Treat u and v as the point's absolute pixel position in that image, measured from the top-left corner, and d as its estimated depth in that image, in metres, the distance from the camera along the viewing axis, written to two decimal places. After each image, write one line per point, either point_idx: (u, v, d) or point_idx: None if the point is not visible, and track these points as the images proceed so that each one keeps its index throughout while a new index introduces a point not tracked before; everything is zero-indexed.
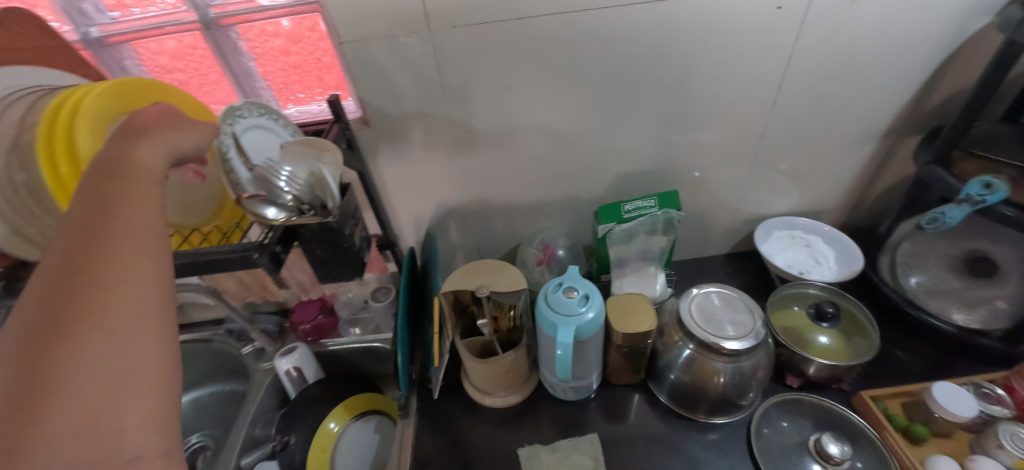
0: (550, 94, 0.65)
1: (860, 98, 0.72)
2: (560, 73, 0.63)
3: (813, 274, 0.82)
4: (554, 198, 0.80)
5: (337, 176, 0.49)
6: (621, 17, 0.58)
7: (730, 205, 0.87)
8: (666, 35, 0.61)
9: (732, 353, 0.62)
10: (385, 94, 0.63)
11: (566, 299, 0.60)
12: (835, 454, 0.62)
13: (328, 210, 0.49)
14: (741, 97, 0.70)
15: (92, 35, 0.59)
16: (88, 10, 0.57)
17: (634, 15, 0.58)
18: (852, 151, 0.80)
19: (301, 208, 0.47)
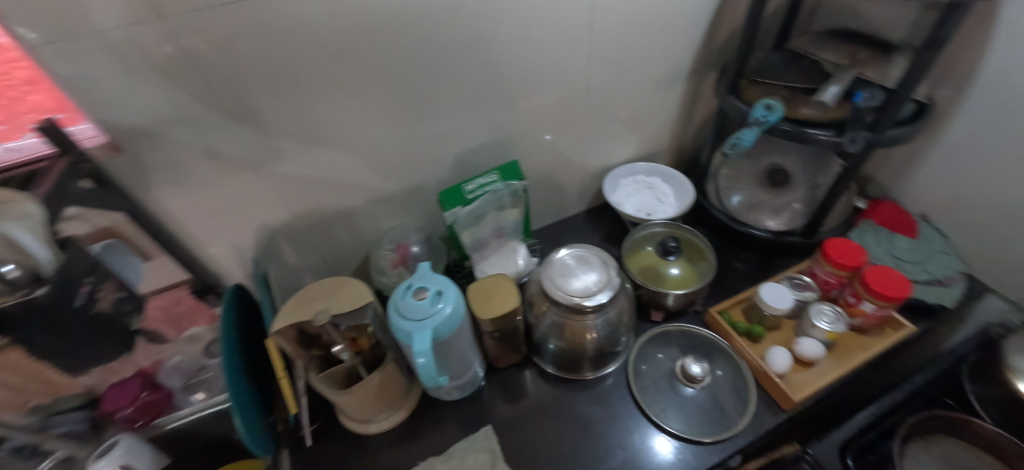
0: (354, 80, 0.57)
1: (661, 43, 0.77)
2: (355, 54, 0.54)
3: (659, 213, 0.88)
4: (396, 192, 0.73)
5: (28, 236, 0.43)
6: None
7: (576, 163, 0.89)
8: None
9: (597, 307, 0.64)
10: (127, 110, 0.48)
11: (418, 301, 0.55)
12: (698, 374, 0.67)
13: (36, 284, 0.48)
14: (556, 55, 0.69)
15: None
16: None
17: None
18: (666, 93, 0.86)
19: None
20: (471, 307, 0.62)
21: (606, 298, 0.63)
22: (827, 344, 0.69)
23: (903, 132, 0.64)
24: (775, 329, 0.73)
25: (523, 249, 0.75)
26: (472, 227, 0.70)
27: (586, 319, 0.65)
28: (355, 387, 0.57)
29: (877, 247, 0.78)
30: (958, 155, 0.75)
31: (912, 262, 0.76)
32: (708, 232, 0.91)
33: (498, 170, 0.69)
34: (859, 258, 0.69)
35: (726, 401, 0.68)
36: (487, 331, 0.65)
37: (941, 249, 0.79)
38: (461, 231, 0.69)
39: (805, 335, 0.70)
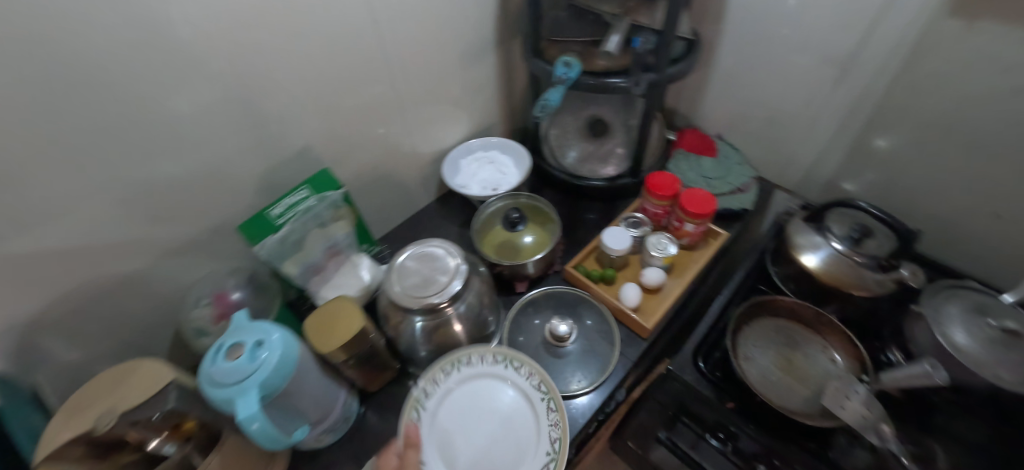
0: (62, 117, 0.44)
1: (455, 15, 0.74)
2: (46, 83, 0.41)
3: (504, 186, 0.88)
4: (193, 238, 0.61)
5: None
6: None
7: (409, 154, 0.85)
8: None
9: (451, 298, 0.62)
10: None
11: (233, 363, 0.48)
12: (565, 331, 0.70)
13: None
14: (340, 44, 0.62)
15: None
16: None
17: None
18: (477, 65, 0.85)
19: None
20: (312, 346, 0.56)
21: (458, 285, 0.62)
22: (666, 268, 0.76)
23: (679, 67, 0.71)
24: (624, 267, 0.79)
25: (367, 260, 0.69)
26: (296, 254, 0.62)
27: (444, 315, 0.63)
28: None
29: (690, 171, 0.88)
30: (728, 78, 0.87)
31: (717, 177, 0.87)
32: (555, 192, 0.94)
33: (308, 184, 0.62)
34: (674, 186, 0.76)
35: (598, 345, 0.72)
36: (342, 361, 0.59)
37: (736, 160, 0.91)
38: (282, 262, 0.61)
39: (648, 265, 0.76)
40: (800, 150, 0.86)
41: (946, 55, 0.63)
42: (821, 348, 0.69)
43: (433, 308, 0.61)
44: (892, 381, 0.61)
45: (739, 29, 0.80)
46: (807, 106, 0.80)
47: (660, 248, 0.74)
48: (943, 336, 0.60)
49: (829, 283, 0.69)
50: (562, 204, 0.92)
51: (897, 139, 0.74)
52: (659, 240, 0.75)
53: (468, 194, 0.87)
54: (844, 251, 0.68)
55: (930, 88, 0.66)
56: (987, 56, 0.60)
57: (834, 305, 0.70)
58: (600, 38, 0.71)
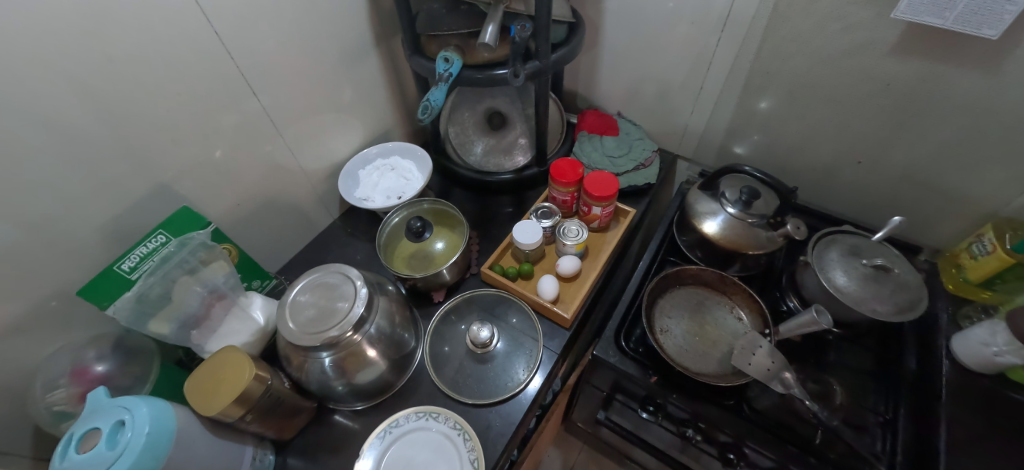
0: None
1: (318, 16, 0.68)
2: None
3: (409, 192, 0.84)
4: (28, 310, 0.52)
5: None
6: None
7: (296, 173, 0.77)
8: None
9: (356, 325, 0.57)
10: None
11: (88, 455, 0.41)
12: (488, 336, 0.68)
13: None
14: (181, 64, 0.54)
15: None
16: None
17: None
18: (358, 68, 0.79)
19: None
20: (197, 409, 0.50)
21: (360, 308, 0.57)
22: (580, 254, 0.76)
23: (563, 53, 0.70)
24: (541, 259, 0.78)
25: (258, 299, 0.64)
26: (164, 308, 0.55)
27: (353, 345, 0.58)
28: None
29: (594, 153, 0.88)
30: (617, 56, 0.88)
31: (620, 155, 0.88)
32: (465, 191, 0.91)
33: (165, 228, 0.55)
34: (576, 172, 0.76)
35: (524, 342, 0.71)
36: (240, 418, 0.53)
37: (637, 136, 0.93)
38: (148, 321, 0.54)
39: (563, 254, 0.76)
40: (692, 119, 0.89)
41: (800, 17, 0.66)
42: (729, 308, 0.73)
43: (337, 340, 0.56)
44: (787, 331, 0.63)
45: (619, 6, 0.80)
46: (691, 77, 0.83)
47: (571, 236, 0.74)
48: (827, 281, 0.65)
49: (727, 247, 0.72)
50: (473, 202, 0.89)
51: (771, 100, 0.78)
52: (569, 228, 0.75)
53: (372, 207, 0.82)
54: (737, 215, 0.72)
55: (791, 50, 0.70)
56: (832, 16, 0.64)
57: (736, 265, 0.74)
58: (477, 29, 0.67)
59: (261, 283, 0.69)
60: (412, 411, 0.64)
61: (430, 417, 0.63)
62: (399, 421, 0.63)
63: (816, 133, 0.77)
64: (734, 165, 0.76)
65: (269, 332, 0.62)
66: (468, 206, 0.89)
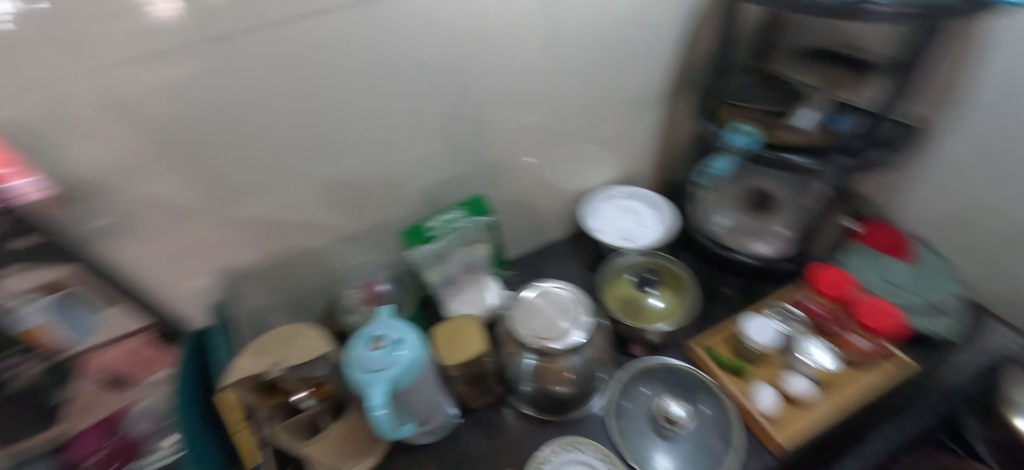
0: (312, 117, 0.54)
1: (631, 67, 0.75)
2: (308, 93, 0.52)
3: (640, 239, 0.84)
4: (361, 229, 0.72)
5: None
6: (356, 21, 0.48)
7: (551, 187, 0.87)
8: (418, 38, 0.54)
9: (569, 348, 0.61)
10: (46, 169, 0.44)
11: (374, 352, 0.53)
12: (680, 416, 0.64)
13: None
14: (521, 81, 0.67)
15: None
16: None
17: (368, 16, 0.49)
18: (639, 115, 0.84)
19: None
20: (438, 357, 0.60)
21: (579, 337, 0.60)
22: (817, 381, 0.65)
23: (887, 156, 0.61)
24: (763, 363, 0.69)
25: (495, 285, 0.73)
26: (438, 265, 0.68)
27: (558, 362, 0.63)
28: (318, 438, 0.58)
29: (871, 273, 0.75)
30: (950, 174, 0.71)
31: (907, 288, 0.72)
32: (692, 257, 0.87)
33: (464, 206, 0.67)
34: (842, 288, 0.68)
35: (710, 440, 0.64)
36: (456, 376, 0.63)
37: (941, 274, 0.74)
38: (427, 270, 0.67)
39: (793, 370, 0.66)
40: None
41: None
42: None
43: (550, 353, 0.61)
44: None
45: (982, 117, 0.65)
46: None
47: (813, 357, 0.66)
48: None
49: None
50: (698, 271, 0.85)
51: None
52: (812, 347, 0.66)
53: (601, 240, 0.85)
54: None
55: None
56: None
57: None
58: (784, 110, 0.67)
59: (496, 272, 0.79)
60: (598, 449, 0.65)
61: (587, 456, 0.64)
62: (581, 448, 0.65)
63: None
64: None
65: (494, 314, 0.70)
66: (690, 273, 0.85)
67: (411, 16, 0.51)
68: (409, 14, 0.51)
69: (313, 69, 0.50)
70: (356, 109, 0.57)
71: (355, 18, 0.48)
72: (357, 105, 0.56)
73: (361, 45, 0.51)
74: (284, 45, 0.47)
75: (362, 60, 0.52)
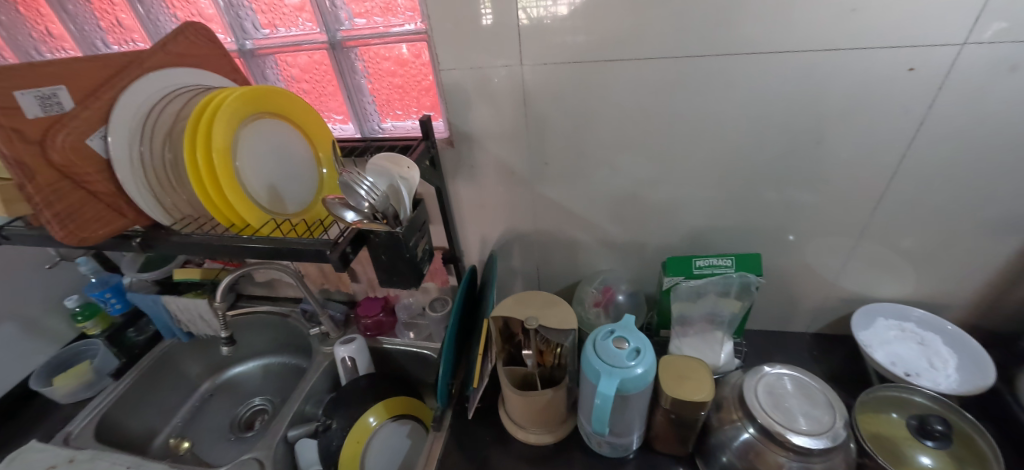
0: (640, 135, 0.65)
1: (1012, 182, 0.60)
2: (648, 114, 0.63)
3: (923, 378, 0.68)
4: (620, 240, 0.78)
5: (410, 190, 0.54)
6: (716, 64, 0.57)
7: (824, 276, 0.77)
8: (761, 92, 0.58)
9: (801, 450, 0.54)
10: (458, 114, 0.68)
11: (615, 349, 0.57)
12: None
13: (399, 221, 0.53)
14: (853, 160, 0.62)
15: (336, 38, 0.68)
16: (340, 17, 0.67)
17: (726, 63, 0.56)
18: (993, 241, 0.67)
19: (375, 216, 0.51)
20: (659, 382, 0.61)
21: (820, 445, 0.53)
22: None
23: None
24: None
25: (730, 347, 0.69)
26: (686, 301, 0.70)
27: (780, 455, 0.56)
28: (528, 394, 0.65)
29: None
30: None
31: None
32: (1005, 440, 0.65)
33: (735, 258, 0.66)
34: None
35: None
36: (664, 408, 0.62)
37: None
38: (674, 302, 0.70)
39: None
40: None
41: None
42: None
43: (778, 441, 0.55)
44: None
45: None
46: None
47: None
48: None
49: None
50: (1007, 461, 0.63)
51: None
52: None
53: (866, 356, 0.72)
54: None
55: None
56: None
57: None
58: None
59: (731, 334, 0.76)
60: None
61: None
62: None
63: None
64: None
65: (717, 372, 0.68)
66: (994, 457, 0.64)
67: (770, 72, 0.56)
68: (769, 71, 0.56)
69: (662, 97, 0.61)
70: (675, 139, 0.64)
71: (714, 64, 0.57)
72: (679, 135, 0.64)
73: (714, 86, 0.59)
74: (655, 72, 0.59)
75: (706, 100, 0.60)
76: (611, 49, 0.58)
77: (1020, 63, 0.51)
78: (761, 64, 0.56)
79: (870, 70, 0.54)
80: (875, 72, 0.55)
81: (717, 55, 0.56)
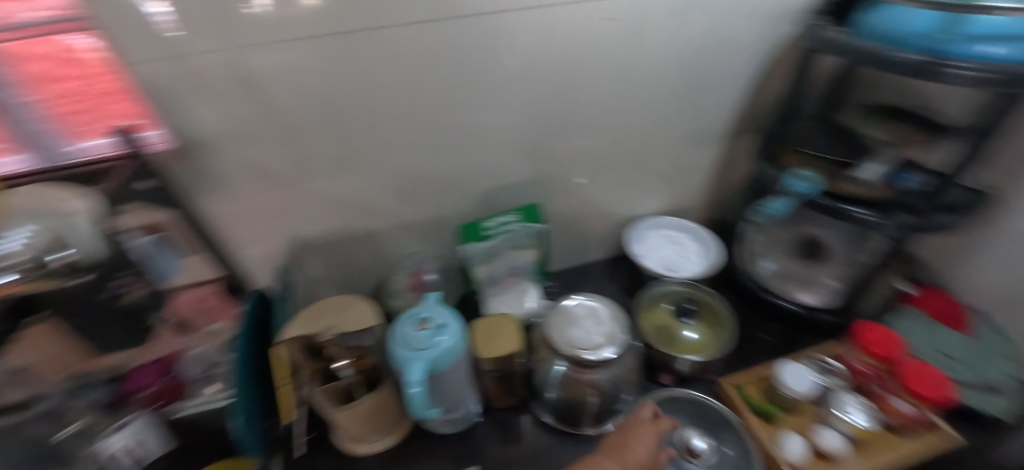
0: (402, 110, 0.61)
1: (697, 103, 0.77)
2: (405, 87, 0.59)
3: (682, 270, 0.84)
4: (419, 220, 0.77)
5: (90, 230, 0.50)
6: (456, 28, 0.55)
7: (600, 208, 0.89)
8: (504, 52, 0.60)
9: (600, 361, 0.61)
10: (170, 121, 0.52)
11: (418, 332, 0.57)
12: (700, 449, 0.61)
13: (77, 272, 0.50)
14: (590, 105, 0.71)
15: None
16: None
17: (465, 27, 0.55)
18: (699, 150, 0.86)
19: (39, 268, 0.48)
20: (473, 347, 0.63)
21: (609, 353, 0.61)
22: (851, 438, 0.62)
23: (950, 220, 0.60)
24: (794, 412, 0.67)
25: (535, 292, 0.75)
26: (486, 262, 0.71)
27: (585, 374, 0.64)
28: (349, 406, 0.60)
29: (922, 341, 0.71)
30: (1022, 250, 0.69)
31: (964, 361, 0.69)
32: (733, 297, 0.87)
33: (519, 211, 0.71)
34: (892, 347, 0.64)
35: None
36: (487, 370, 0.66)
37: (1002, 351, 0.70)
38: (477, 265, 0.71)
39: (827, 425, 0.64)
40: None
41: None
42: None
43: (581, 363, 0.62)
44: None
45: None
46: None
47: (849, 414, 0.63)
48: None
49: None
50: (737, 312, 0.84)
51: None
52: (851, 404, 0.64)
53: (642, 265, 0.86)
54: None
55: None
56: None
57: None
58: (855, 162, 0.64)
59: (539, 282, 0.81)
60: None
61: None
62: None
63: None
64: None
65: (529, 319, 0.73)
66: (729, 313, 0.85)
67: (508, 32, 0.58)
68: (506, 30, 0.58)
69: (419, 66, 0.57)
70: (441, 109, 0.63)
71: (455, 29, 0.55)
72: (441, 104, 0.62)
73: (461, 51, 0.58)
74: (398, 43, 0.54)
75: (458, 65, 0.59)
76: (342, 17, 0.50)
77: (682, 8, 0.63)
78: (496, 25, 0.57)
79: (583, 23, 0.60)
80: (589, 24, 0.61)
81: (460, 17, 0.54)
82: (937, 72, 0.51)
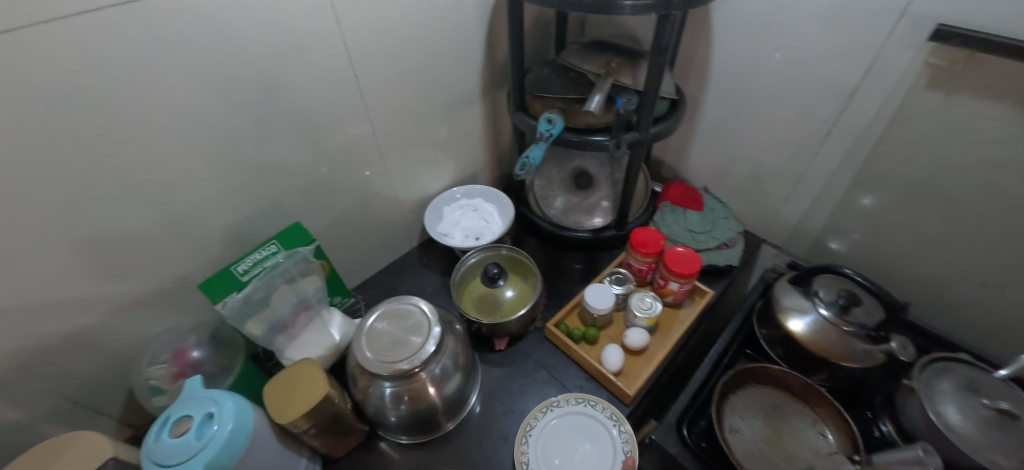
0: (47, 158, 0.44)
1: (441, 69, 0.76)
2: (32, 127, 0.42)
3: (487, 234, 0.86)
4: (154, 289, 0.59)
5: None
6: (79, 27, 0.41)
7: (389, 199, 0.83)
8: (177, 50, 0.47)
9: (424, 361, 0.59)
10: None
11: (177, 439, 0.45)
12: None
13: None
14: (321, 93, 0.63)
15: None
16: None
17: (97, 25, 0.42)
18: (463, 114, 0.85)
19: None
20: (271, 414, 0.53)
21: (430, 348, 0.58)
22: (650, 328, 0.74)
23: (661, 127, 0.72)
24: (608, 325, 0.76)
25: (338, 316, 0.66)
26: (262, 312, 0.59)
27: (414, 382, 0.60)
28: None
29: (675, 225, 0.88)
30: (712, 134, 0.88)
31: (703, 231, 0.87)
32: (539, 241, 0.93)
33: (279, 239, 0.60)
34: (658, 244, 0.75)
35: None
36: (305, 430, 0.55)
37: (722, 214, 0.90)
38: (247, 322, 0.58)
39: (631, 326, 0.74)
40: (786, 209, 0.85)
41: (924, 123, 0.63)
42: (811, 421, 0.66)
43: (404, 374, 0.58)
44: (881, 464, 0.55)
45: (726, 87, 0.81)
46: (788, 165, 0.80)
47: (643, 306, 0.73)
48: (935, 414, 0.58)
49: (818, 354, 0.67)
50: (545, 254, 0.90)
51: (900, 205, 0.70)
52: (644, 298, 0.74)
53: (450, 242, 0.85)
54: (831, 319, 0.67)
55: (910, 156, 0.66)
56: (964, 127, 0.60)
57: (822, 374, 0.68)
58: (584, 96, 0.70)
59: (340, 300, 0.72)
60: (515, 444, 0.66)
61: (587, 404, 0.67)
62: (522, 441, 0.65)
63: (928, 245, 0.70)
64: (832, 266, 0.72)
65: (341, 349, 0.65)
66: (540, 257, 0.91)
67: (165, 24, 0.45)
68: (163, 20, 0.45)
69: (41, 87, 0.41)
70: (116, 141, 0.48)
71: (77, 29, 0.41)
72: (112, 136, 0.47)
73: (104, 60, 0.43)
74: None
75: (111, 79, 0.44)
76: None
77: None
78: (146, 16, 0.44)
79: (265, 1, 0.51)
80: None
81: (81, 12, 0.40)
82: (612, 6, 0.56)
